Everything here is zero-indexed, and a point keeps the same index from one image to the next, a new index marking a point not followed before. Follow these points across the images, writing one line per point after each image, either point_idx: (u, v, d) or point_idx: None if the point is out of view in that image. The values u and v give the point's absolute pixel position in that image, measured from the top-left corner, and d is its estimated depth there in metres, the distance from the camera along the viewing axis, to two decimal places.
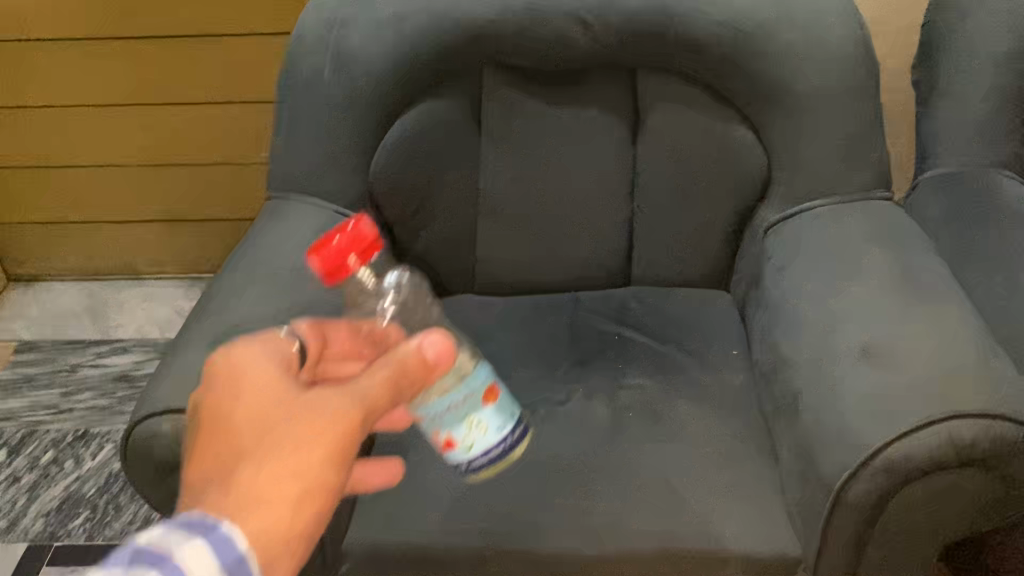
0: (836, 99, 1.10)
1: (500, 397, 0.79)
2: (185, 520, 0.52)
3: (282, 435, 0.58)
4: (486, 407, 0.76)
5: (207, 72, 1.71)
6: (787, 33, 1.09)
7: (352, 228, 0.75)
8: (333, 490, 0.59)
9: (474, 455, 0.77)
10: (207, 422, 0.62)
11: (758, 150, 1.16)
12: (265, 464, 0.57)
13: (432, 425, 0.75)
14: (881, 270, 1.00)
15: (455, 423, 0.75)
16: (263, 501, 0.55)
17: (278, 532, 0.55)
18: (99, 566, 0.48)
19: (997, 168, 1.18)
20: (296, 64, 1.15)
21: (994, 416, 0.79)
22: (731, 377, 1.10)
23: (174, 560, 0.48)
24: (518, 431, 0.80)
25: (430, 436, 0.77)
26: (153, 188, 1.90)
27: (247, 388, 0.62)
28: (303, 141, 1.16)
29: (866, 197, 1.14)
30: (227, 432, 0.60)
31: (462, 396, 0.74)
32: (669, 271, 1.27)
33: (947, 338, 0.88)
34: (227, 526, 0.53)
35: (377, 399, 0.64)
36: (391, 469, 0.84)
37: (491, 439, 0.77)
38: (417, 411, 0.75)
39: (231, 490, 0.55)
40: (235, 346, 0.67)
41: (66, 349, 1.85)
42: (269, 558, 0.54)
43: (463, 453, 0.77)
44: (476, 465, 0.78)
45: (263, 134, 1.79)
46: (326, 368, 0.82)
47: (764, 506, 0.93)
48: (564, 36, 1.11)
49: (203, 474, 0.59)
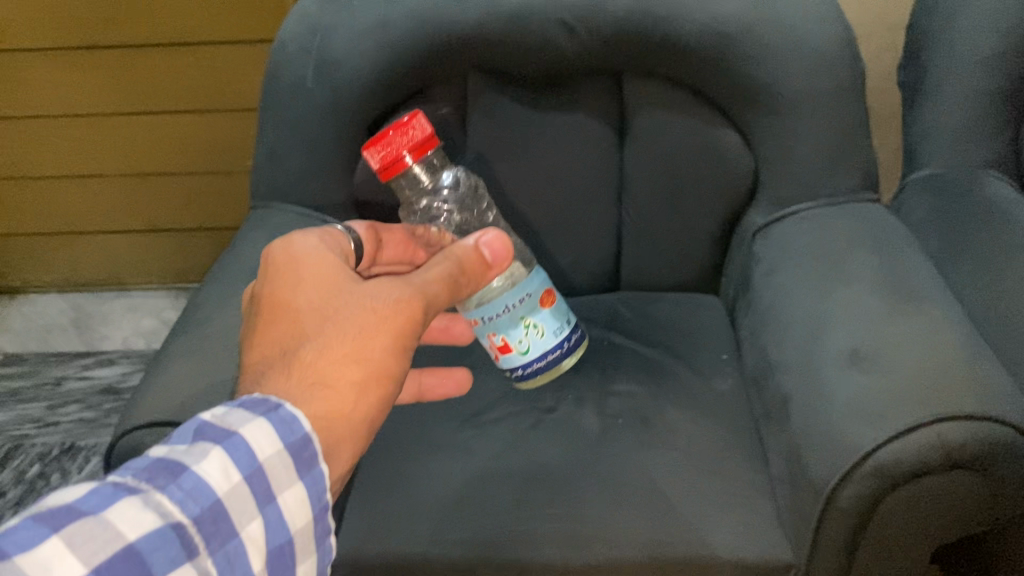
0: (822, 106, 1.09)
1: (556, 302, 0.98)
2: (249, 400, 0.60)
3: (348, 320, 0.68)
4: (544, 310, 0.96)
5: (192, 82, 1.69)
6: (774, 37, 1.07)
7: (409, 134, 0.90)
8: (398, 372, 0.70)
9: (532, 355, 0.97)
10: (267, 310, 0.71)
11: (745, 156, 1.16)
12: (332, 348, 0.66)
13: (493, 327, 0.95)
14: (869, 273, 0.99)
15: (515, 327, 0.95)
16: (329, 385, 0.65)
17: (339, 414, 0.65)
18: (171, 441, 0.57)
19: (984, 168, 1.19)
20: (280, 74, 1.15)
21: (984, 417, 0.78)
22: (721, 383, 1.09)
23: (235, 438, 0.57)
24: (570, 335, 1.00)
25: (493, 343, 0.97)
26: (140, 197, 1.89)
27: (307, 282, 0.71)
28: (290, 151, 1.16)
29: (853, 198, 1.13)
30: (292, 319, 0.69)
31: (518, 298, 0.93)
32: (656, 274, 1.27)
33: (936, 341, 0.87)
34: (290, 407, 0.61)
35: (433, 293, 0.74)
36: (460, 378, 1.04)
37: (547, 340, 0.97)
38: (482, 318, 0.94)
39: (302, 368, 0.65)
40: (297, 241, 0.75)
41: (51, 363, 1.84)
42: (330, 439, 0.64)
43: (521, 352, 0.97)
44: (533, 366, 0.98)
45: (249, 143, 1.78)
46: (383, 263, 0.98)
47: (754, 513, 0.92)
48: (549, 42, 1.10)
49: (266, 354, 0.68)
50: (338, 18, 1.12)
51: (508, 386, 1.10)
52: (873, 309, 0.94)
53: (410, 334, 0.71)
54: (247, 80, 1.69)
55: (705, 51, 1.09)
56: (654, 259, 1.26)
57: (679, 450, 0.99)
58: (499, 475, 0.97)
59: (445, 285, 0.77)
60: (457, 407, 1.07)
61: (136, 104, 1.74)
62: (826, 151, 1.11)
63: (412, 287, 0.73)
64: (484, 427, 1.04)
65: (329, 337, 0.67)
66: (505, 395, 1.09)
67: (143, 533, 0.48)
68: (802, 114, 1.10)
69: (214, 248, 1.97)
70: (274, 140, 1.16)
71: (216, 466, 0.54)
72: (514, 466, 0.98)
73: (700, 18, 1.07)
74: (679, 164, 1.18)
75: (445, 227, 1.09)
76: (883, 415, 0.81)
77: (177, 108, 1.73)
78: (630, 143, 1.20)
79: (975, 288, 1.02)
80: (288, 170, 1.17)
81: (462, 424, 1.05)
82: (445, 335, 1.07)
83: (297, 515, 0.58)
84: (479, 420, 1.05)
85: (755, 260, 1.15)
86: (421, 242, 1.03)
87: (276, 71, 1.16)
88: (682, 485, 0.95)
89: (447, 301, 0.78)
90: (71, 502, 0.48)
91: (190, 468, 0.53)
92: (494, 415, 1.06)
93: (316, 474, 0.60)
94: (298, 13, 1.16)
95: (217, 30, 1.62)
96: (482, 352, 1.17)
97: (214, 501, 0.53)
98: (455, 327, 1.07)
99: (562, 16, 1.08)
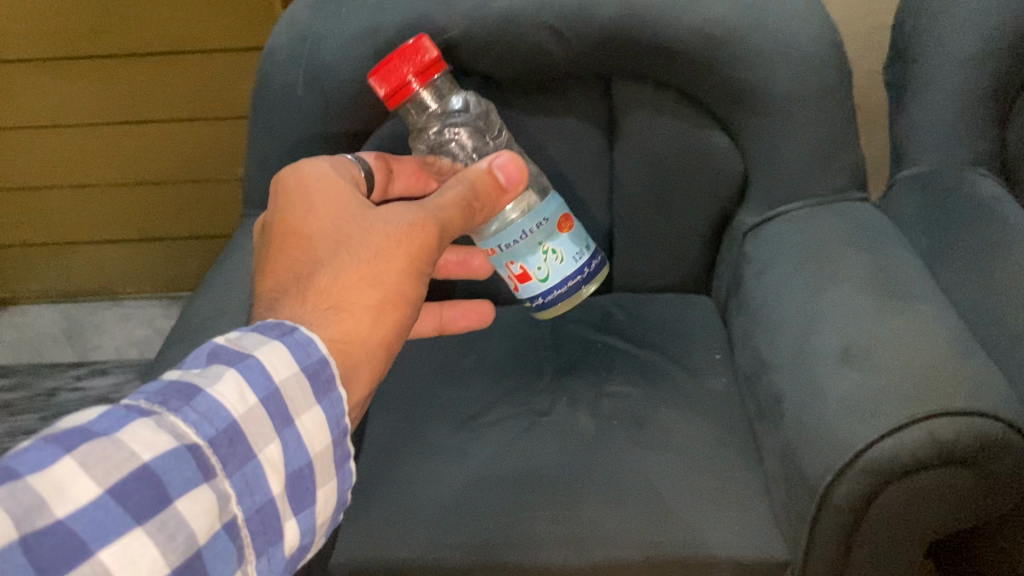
0: (810, 106, 1.10)
1: (573, 228, 0.96)
2: (267, 325, 0.64)
3: (361, 245, 0.72)
4: (561, 235, 0.94)
5: (181, 91, 1.69)
6: (761, 38, 1.08)
7: (416, 58, 0.88)
8: (413, 298, 0.73)
9: (553, 282, 0.95)
10: (283, 235, 0.74)
11: (733, 156, 1.17)
12: (348, 272, 0.70)
13: (510, 254, 0.93)
14: (859, 271, 1.00)
15: (534, 253, 0.93)
16: (344, 308, 0.69)
17: (355, 336, 0.69)
18: (184, 365, 0.59)
19: (971, 166, 1.19)
20: (271, 81, 1.15)
21: (975, 414, 0.79)
22: (714, 383, 1.10)
23: (250, 361, 0.59)
24: (590, 261, 0.98)
25: (513, 273, 0.95)
26: (130, 207, 1.89)
27: (321, 210, 0.75)
28: (282, 158, 1.16)
29: (841, 198, 1.15)
30: (308, 245, 0.73)
31: (535, 224, 0.92)
32: (648, 273, 1.29)
33: (927, 338, 0.88)
34: (304, 330, 0.64)
35: (446, 216, 0.78)
36: (481, 312, 1.09)
37: (567, 267, 0.95)
38: (499, 246, 0.93)
39: (319, 292, 0.69)
40: (311, 171, 0.79)
41: (42, 375, 1.83)
42: (346, 362, 0.68)
43: (541, 281, 0.94)
44: (554, 294, 0.96)
45: (239, 150, 1.78)
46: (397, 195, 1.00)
47: (750, 512, 0.93)
48: (537, 46, 1.10)
49: (280, 280, 0.71)
50: (327, 25, 1.12)
51: (503, 389, 1.11)
52: (864, 307, 0.94)
53: (423, 257, 0.74)
54: (236, 88, 1.69)
55: (694, 53, 1.09)
56: (647, 258, 1.27)
57: (674, 450, 1.00)
58: (495, 478, 0.97)
59: (459, 212, 0.80)
60: (454, 410, 1.08)
61: (124, 113, 1.73)
62: (815, 151, 1.12)
63: (426, 213, 0.76)
64: (480, 430, 1.04)
65: (343, 262, 0.70)
66: (500, 398, 1.09)
67: (157, 453, 0.51)
68: (790, 115, 1.10)
69: (206, 254, 1.96)
70: (267, 147, 1.17)
71: (230, 387, 0.57)
72: (510, 469, 0.98)
73: (688, 20, 1.07)
74: (669, 165, 1.19)
75: (459, 157, 1.07)
76: (876, 411, 0.82)
77: (165, 117, 1.73)
78: (619, 146, 1.21)
79: (965, 283, 1.03)
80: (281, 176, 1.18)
81: (458, 427, 1.05)
82: (463, 268, 1.11)
83: (315, 437, 0.61)
84: (475, 424, 1.05)
85: (746, 260, 1.16)
86: (432, 171, 1.05)
87: (266, 79, 1.16)
88: (678, 485, 0.95)
89: (461, 225, 0.81)
90: (85, 422, 0.50)
91: (205, 389, 0.56)
92: (491, 418, 1.06)
93: (334, 398, 0.63)
94: (287, 20, 1.17)
95: (205, 39, 1.62)
96: (477, 355, 1.17)
97: (230, 423, 0.56)
98: (472, 261, 1.11)
99: (551, 21, 1.08)
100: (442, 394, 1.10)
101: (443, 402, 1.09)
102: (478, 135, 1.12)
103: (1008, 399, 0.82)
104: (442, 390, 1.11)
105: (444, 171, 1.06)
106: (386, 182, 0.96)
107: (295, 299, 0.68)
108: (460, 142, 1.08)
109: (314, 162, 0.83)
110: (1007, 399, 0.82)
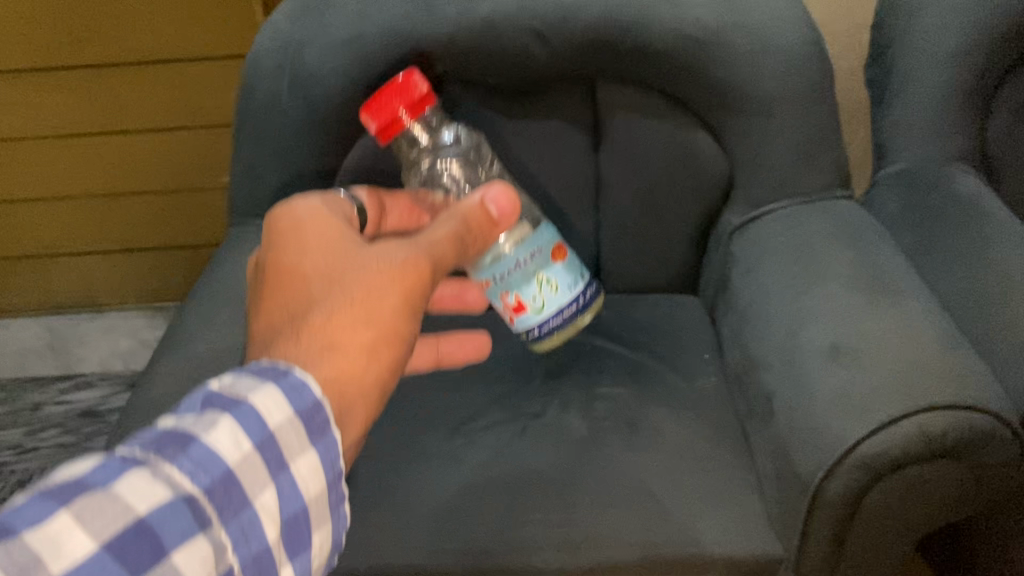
0: (792, 103, 1.11)
1: (567, 257, 0.99)
2: (258, 367, 0.58)
3: (354, 281, 0.68)
4: (555, 263, 0.97)
5: (163, 101, 1.69)
6: (743, 39, 1.09)
7: (402, 85, 0.94)
8: (408, 334, 0.69)
9: (547, 313, 0.98)
10: (277, 277, 0.71)
11: (721, 158, 1.17)
12: (342, 307, 0.66)
13: (505, 285, 0.96)
14: (845, 268, 1.01)
15: (528, 284, 0.96)
16: (338, 347, 0.64)
17: (351, 375, 0.64)
18: (175, 413, 0.54)
19: (951, 162, 1.21)
20: (254, 89, 1.15)
21: (963, 406, 0.81)
22: (703, 381, 1.11)
23: (244, 407, 0.54)
24: (584, 291, 1.00)
25: (508, 304, 0.98)
26: (111, 218, 1.87)
27: (316, 250, 0.72)
28: (268, 166, 1.16)
29: (825, 196, 1.16)
30: (302, 284, 0.69)
31: (529, 253, 0.95)
32: (635, 276, 1.28)
33: (913, 333, 0.89)
34: (300, 372, 0.59)
35: (443, 251, 0.77)
36: (479, 341, 1.08)
37: (560, 296, 0.98)
38: (495, 277, 0.95)
39: (312, 327, 0.65)
40: (304, 211, 0.78)
41: (28, 390, 1.85)
42: (339, 405, 0.63)
43: (535, 310, 0.97)
44: (549, 324, 0.99)
45: (222, 159, 1.78)
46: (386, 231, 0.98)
47: (743, 511, 0.93)
48: (521, 51, 1.11)
49: (275, 322, 0.67)
50: (309, 33, 1.12)
51: (494, 394, 1.11)
52: (850, 303, 0.95)
53: (419, 293, 0.71)
54: (219, 97, 1.69)
55: (677, 54, 1.10)
56: (634, 260, 1.27)
57: (667, 450, 1.00)
58: (489, 483, 0.97)
59: (451, 248, 0.79)
60: (446, 415, 1.08)
61: (105, 124, 1.72)
62: (798, 149, 1.13)
63: (418, 249, 0.74)
64: (473, 434, 1.04)
65: (338, 298, 0.67)
66: (492, 403, 1.09)
67: (154, 506, 0.46)
68: (773, 114, 1.12)
69: (191, 265, 1.95)
70: (251, 156, 1.16)
71: (225, 434, 0.52)
72: (504, 473, 0.98)
73: (671, 22, 1.09)
74: (653, 168, 1.19)
75: (451, 185, 1.08)
76: (866, 407, 0.83)
77: (148, 128, 1.73)
78: (605, 148, 1.21)
79: (948, 278, 1.04)
80: (267, 185, 1.17)
81: (450, 433, 1.05)
82: (457, 300, 1.13)
83: (310, 482, 0.57)
84: (467, 429, 1.05)
85: (732, 260, 1.16)
86: (425, 206, 1.03)
87: (250, 87, 1.15)
88: (672, 485, 0.95)
89: (455, 258, 0.80)
90: (78, 475, 0.46)
91: (198, 438, 0.51)
92: (483, 423, 1.06)
93: (329, 441, 0.58)
94: (269, 28, 1.16)
95: (187, 49, 1.62)
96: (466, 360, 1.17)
97: (225, 472, 0.51)
98: (467, 294, 1.13)
99: (534, 25, 1.10)
100: (433, 401, 1.10)
101: (434, 408, 1.09)
102: (470, 166, 1.13)
103: (994, 390, 0.83)
104: (431, 395, 1.11)
105: (434, 205, 1.04)
106: (379, 219, 0.96)
107: (288, 337, 0.64)
108: (451, 174, 1.08)
109: (306, 204, 0.79)
110: (994, 392, 0.83)
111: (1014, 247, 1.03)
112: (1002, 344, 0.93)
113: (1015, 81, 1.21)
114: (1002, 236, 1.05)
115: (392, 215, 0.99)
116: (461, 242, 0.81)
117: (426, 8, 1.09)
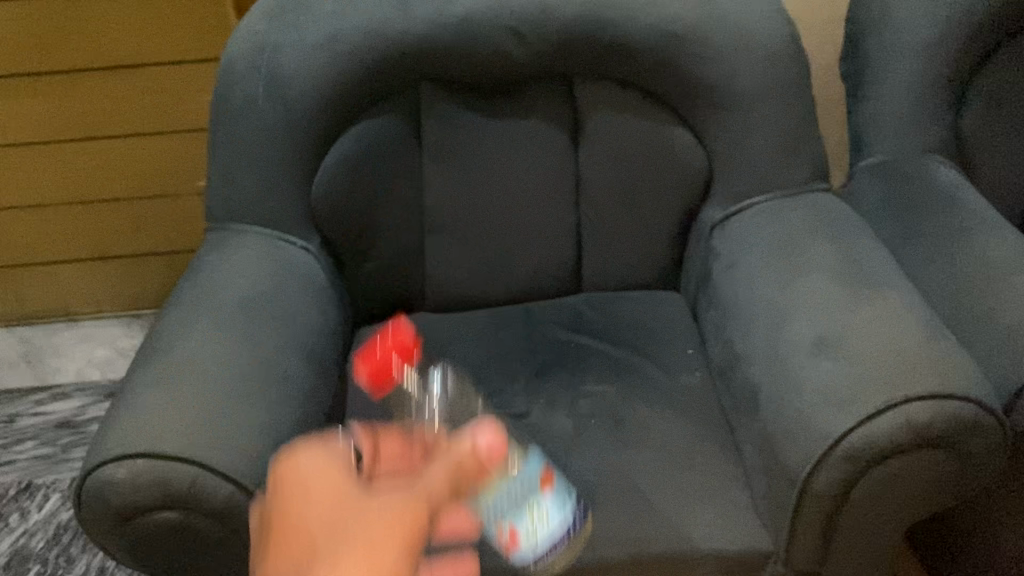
0: (768, 98, 1.12)
1: (554, 484, 0.89)
2: None
3: (354, 535, 0.62)
4: (547, 493, 0.86)
5: (136, 107, 1.67)
6: (719, 35, 1.11)
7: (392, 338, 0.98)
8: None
9: (543, 548, 0.85)
10: (280, 523, 0.66)
11: (699, 153, 1.17)
12: (337, 561, 0.60)
13: (496, 518, 0.84)
14: (826, 260, 1.02)
15: (521, 512, 0.84)
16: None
17: None
18: None
19: (928, 155, 1.22)
20: (228, 92, 1.13)
21: (947, 396, 0.82)
22: (688, 377, 1.11)
23: None
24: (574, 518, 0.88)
25: (501, 530, 0.85)
26: (84, 226, 1.83)
27: (314, 501, 0.66)
28: (243, 170, 1.13)
29: (804, 189, 1.16)
30: (302, 536, 0.65)
31: (517, 484, 0.84)
32: (617, 275, 1.26)
33: (897, 324, 0.90)
34: None
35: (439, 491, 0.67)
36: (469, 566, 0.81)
37: (553, 523, 0.85)
38: (490, 513, 0.84)
39: None
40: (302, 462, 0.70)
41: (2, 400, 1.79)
42: None
43: (529, 545, 0.84)
44: (543, 561, 0.86)
45: (198, 165, 1.76)
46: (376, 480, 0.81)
47: (732, 505, 0.93)
48: (499, 49, 1.12)
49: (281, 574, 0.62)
50: (285, 35, 1.11)
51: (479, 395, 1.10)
52: (833, 296, 0.96)
53: (419, 542, 0.63)
54: (194, 102, 1.67)
55: (654, 50, 1.11)
56: (616, 258, 1.25)
57: (655, 447, 1.00)
58: None
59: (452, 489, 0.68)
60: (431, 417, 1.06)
61: (77, 131, 1.70)
62: (777, 142, 1.14)
63: (414, 499, 0.65)
64: (459, 436, 1.03)
65: (338, 559, 0.60)
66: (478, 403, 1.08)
67: None
68: (751, 108, 1.12)
69: (169, 272, 1.92)
70: (225, 160, 1.14)
71: None
72: None
73: (646, 19, 1.11)
74: (633, 165, 1.19)
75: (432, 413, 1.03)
76: (854, 399, 0.83)
77: (120, 134, 1.70)
78: (584, 146, 1.20)
79: (927, 267, 1.05)
80: (243, 189, 1.14)
81: (437, 435, 1.04)
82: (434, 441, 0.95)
83: None
84: (454, 430, 1.04)
85: (714, 254, 1.16)
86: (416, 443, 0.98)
87: (223, 90, 1.13)
88: (661, 482, 0.95)
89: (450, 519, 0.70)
90: None
91: None
92: (469, 424, 1.05)
93: None
94: (242, 30, 1.14)
95: (161, 53, 1.61)
96: (449, 361, 1.16)
97: None
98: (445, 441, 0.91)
99: (512, 24, 1.11)
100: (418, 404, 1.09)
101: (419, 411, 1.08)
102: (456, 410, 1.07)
103: (977, 378, 0.84)
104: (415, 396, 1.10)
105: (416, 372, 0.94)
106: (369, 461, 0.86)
107: None
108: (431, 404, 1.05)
109: (308, 451, 0.71)
110: (977, 379, 0.84)
111: (987, 234, 1.05)
112: (981, 332, 0.94)
113: (985, 74, 1.23)
114: (978, 225, 1.07)
115: (386, 451, 0.96)
116: (456, 486, 0.69)
117: (405, 9, 1.11)
